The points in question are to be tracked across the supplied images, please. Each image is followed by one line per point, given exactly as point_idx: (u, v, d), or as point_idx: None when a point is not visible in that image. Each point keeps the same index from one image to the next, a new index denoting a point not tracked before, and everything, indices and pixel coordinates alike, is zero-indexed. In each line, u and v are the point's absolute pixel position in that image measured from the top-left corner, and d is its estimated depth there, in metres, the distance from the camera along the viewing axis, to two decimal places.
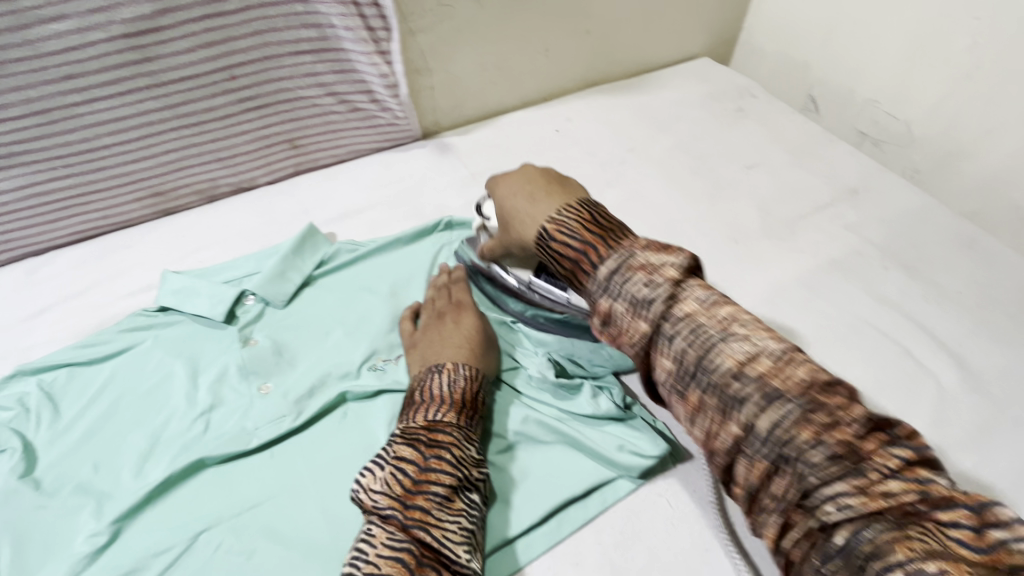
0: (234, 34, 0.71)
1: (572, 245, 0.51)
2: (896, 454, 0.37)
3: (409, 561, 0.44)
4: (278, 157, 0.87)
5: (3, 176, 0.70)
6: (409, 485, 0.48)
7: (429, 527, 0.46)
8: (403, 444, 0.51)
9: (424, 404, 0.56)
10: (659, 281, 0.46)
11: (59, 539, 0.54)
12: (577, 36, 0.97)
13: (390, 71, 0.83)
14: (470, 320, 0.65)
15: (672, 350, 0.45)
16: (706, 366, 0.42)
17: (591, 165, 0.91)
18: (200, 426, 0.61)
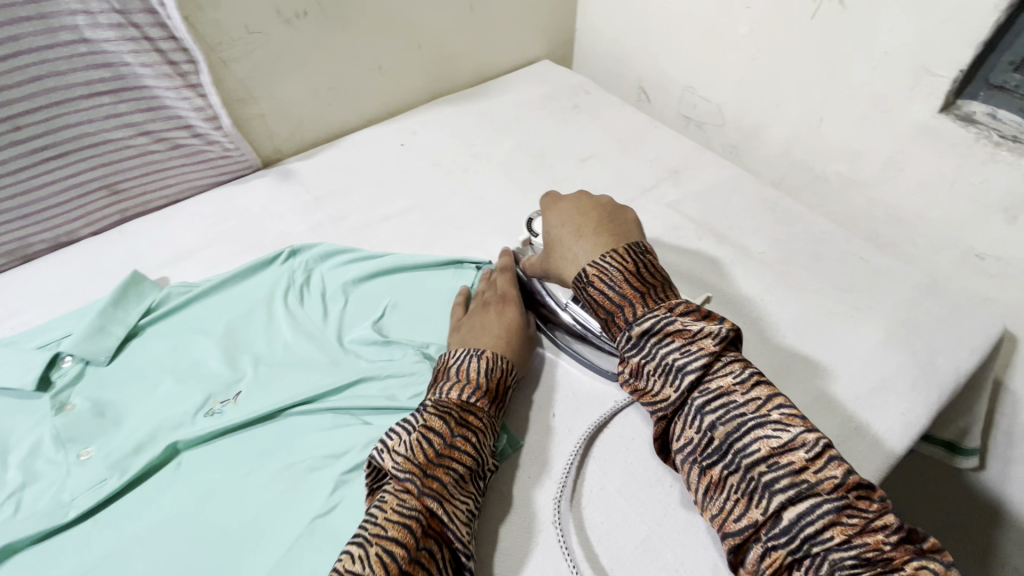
0: (9, 82, 0.66)
1: (611, 294, 0.59)
2: (928, 564, 0.43)
3: (416, 531, 0.48)
4: (97, 205, 0.82)
5: None
6: (432, 456, 0.52)
7: (441, 504, 0.50)
8: (434, 415, 0.55)
9: (458, 381, 0.58)
10: (747, 414, 0.50)
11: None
12: (408, 51, 0.99)
13: (206, 103, 0.81)
14: (507, 309, 0.68)
15: (703, 425, 0.52)
16: (741, 447, 0.49)
17: (436, 175, 0.93)
18: (10, 508, 0.56)
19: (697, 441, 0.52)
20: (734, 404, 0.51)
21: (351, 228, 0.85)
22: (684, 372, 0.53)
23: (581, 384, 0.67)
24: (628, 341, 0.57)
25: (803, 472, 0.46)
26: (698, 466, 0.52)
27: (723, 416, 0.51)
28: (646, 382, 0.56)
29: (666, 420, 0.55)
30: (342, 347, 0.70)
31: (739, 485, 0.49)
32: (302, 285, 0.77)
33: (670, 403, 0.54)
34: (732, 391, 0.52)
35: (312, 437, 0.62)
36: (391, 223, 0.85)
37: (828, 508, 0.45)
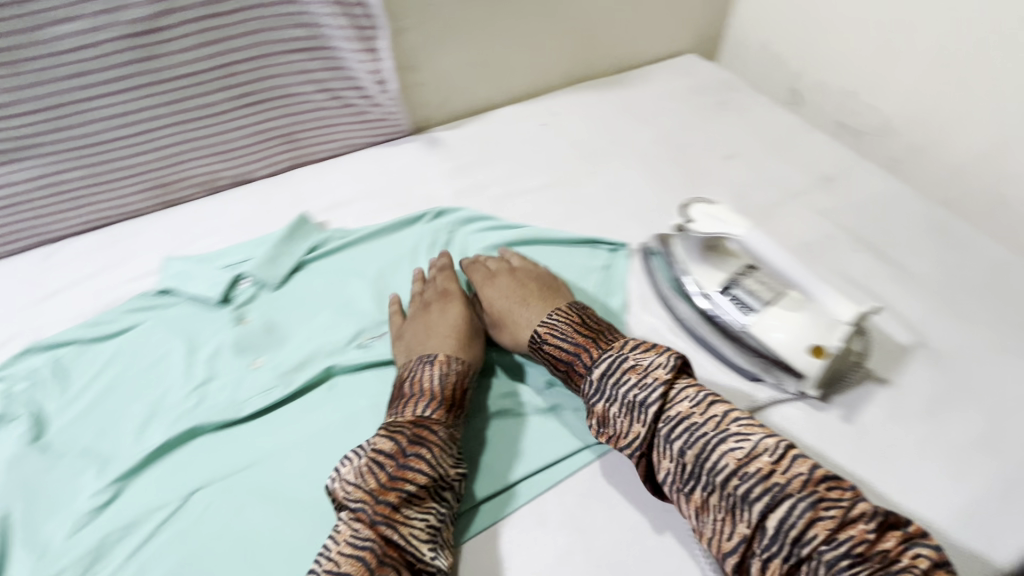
0: (231, 33, 0.76)
1: (564, 346, 0.62)
2: (920, 551, 0.44)
3: (371, 562, 0.47)
4: (274, 151, 0.92)
5: (23, 166, 0.76)
6: (385, 481, 0.52)
7: (394, 527, 0.50)
8: (384, 437, 0.55)
9: (412, 397, 0.59)
10: (706, 431, 0.51)
11: (64, 503, 0.58)
12: (560, 33, 1.01)
13: (378, 67, 0.87)
14: (450, 304, 0.70)
15: (673, 452, 0.52)
16: (711, 467, 0.49)
17: (574, 157, 0.94)
18: (195, 398, 0.65)
19: (674, 471, 0.52)
20: (697, 428, 0.51)
21: (490, 199, 0.88)
22: (646, 404, 0.54)
23: (716, 381, 0.64)
24: (591, 386, 0.58)
25: (772, 476, 0.47)
26: (682, 495, 0.52)
27: (688, 439, 0.51)
28: (613, 425, 0.56)
29: (643, 457, 0.55)
30: (476, 307, 0.74)
31: (720, 503, 0.49)
32: (442, 244, 0.82)
33: (637, 438, 0.54)
34: (691, 414, 0.52)
35: None
36: (528, 198, 0.88)
37: (802, 506, 0.46)
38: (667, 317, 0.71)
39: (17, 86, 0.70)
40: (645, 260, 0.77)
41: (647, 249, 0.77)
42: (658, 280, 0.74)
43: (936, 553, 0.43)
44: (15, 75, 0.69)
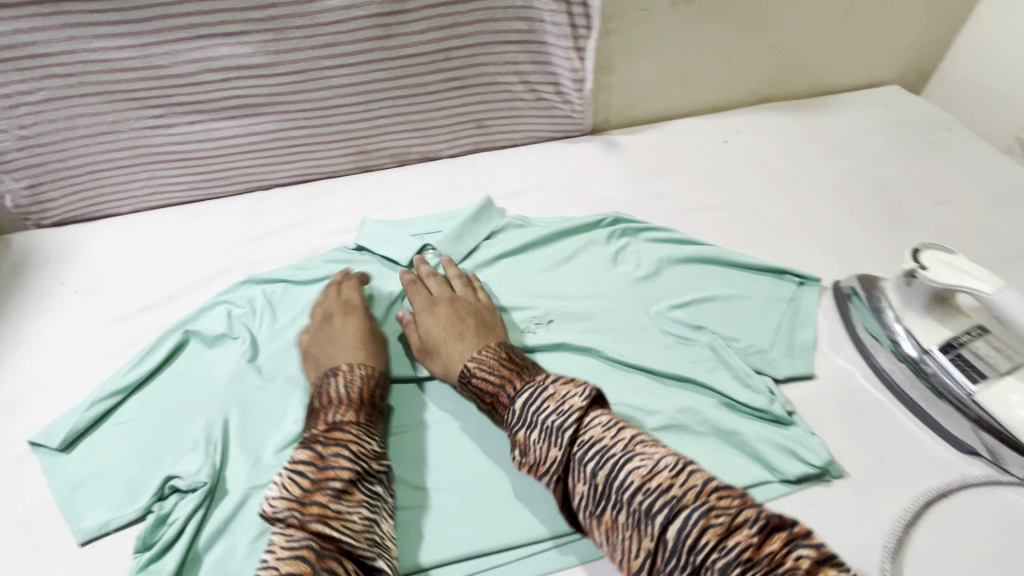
0: (460, 21, 0.81)
1: (490, 380, 0.60)
2: (802, 553, 0.40)
3: (309, 556, 0.45)
4: (463, 134, 0.97)
5: (264, 119, 0.86)
6: (307, 485, 0.50)
7: (328, 520, 0.48)
8: (298, 448, 0.53)
9: (325, 407, 0.59)
10: (614, 453, 0.48)
11: (275, 421, 0.67)
12: (761, 51, 0.97)
13: (581, 66, 0.89)
14: (350, 319, 0.70)
15: (585, 475, 0.49)
16: (616, 483, 0.47)
17: (759, 179, 0.91)
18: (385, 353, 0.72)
19: (587, 493, 0.48)
20: (606, 449, 0.49)
21: (668, 209, 0.87)
22: (562, 427, 0.51)
23: (920, 442, 0.59)
24: (512, 416, 0.55)
25: (670, 488, 0.45)
26: (594, 519, 0.48)
27: (598, 461, 0.48)
28: (533, 453, 0.52)
29: (560, 483, 0.51)
30: (647, 314, 0.72)
31: (627, 522, 0.45)
32: (612, 244, 0.81)
33: (555, 463, 0.50)
34: (603, 438, 0.50)
35: (618, 382, 0.65)
36: (708, 213, 0.86)
37: (696, 515, 0.43)
38: (864, 363, 0.66)
39: (279, 50, 0.79)
40: (840, 298, 0.72)
41: (841, 286, 0.73)
42: (857, 323, 0.68)
43: (814, 551, 0.40)
44: (280, 41, 0.78)
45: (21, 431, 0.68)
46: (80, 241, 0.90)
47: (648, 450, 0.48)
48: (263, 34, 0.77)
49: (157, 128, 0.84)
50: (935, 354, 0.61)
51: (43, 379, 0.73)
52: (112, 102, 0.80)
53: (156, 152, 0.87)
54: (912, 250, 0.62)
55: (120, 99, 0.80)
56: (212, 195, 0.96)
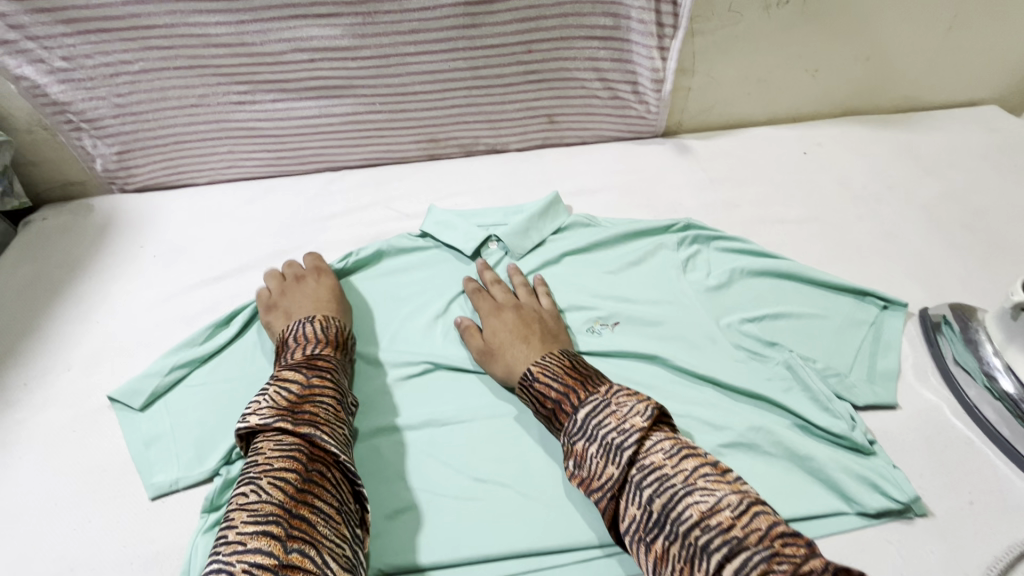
0: (546, 14, 0.80)
1: (553, 387, 0.58)
2: None
3: (303, 457, 0.51)
4: (533, 129, 0.96)
5: (342, 102, 0.88)
6: (295, 400, 0.56)
7: (316, 427, 0.54)
8: (286, 374, 0.59)
9: (302, 344, 0.64)
10: (675, 482, 0.47)
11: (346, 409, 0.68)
12: (852, 61, 0.93)
13: (662, 66, 0.87)
14: (325, 278, 0.76)
15: (640, 499, 0.48)
16: (674, 515, 0.46)
17: (841, 195, 0.87)
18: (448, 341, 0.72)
19: (640, 518, 0.47)
20: (668, 478, 0.48)
21: (741, 218, 0.84)
22: (623, 446, 0.50)
23: (1016, 488, 0.55)
24: (574, 425, 0.54)
25: (732, 528, 0.43)
26: (643, 545, 0.47)
27: (657, 487, 0.47)
28: (588, 466, 0.52)
29: (612, 502, 0.50)
30: (718, 325, 0.70)
31: (680, 555, 0.44)
32: (683, 249, 0.79)
33: (612, 481, 0.50)
34: (664, 465, 0.49)
35: (685, 392, 0.64)
36: (784, 226, 0.83)
37: (757, 557, 0.42)
38: (956, 397, 0.62)
39: (365, 34, 0.80)
40: (930, 327, 0.68)
41: (931, 314, 0.69)
42: (949, 354, 0.64)
43: None
44: (367, 26, 0.79)
45: (100, 384, 0.72)
46: (160, 208, 0.94)
47: (709, 483, 0.47)
48: (352, 17, 0.78)
49: (241, 104, 0.87)
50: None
51: (121, 337, 0.77)
52: (203, 77, 0.83)
53: (238, 127, 0.90)
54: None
55: (211, 73, 0.82)
56: (285, 173, 0.98)
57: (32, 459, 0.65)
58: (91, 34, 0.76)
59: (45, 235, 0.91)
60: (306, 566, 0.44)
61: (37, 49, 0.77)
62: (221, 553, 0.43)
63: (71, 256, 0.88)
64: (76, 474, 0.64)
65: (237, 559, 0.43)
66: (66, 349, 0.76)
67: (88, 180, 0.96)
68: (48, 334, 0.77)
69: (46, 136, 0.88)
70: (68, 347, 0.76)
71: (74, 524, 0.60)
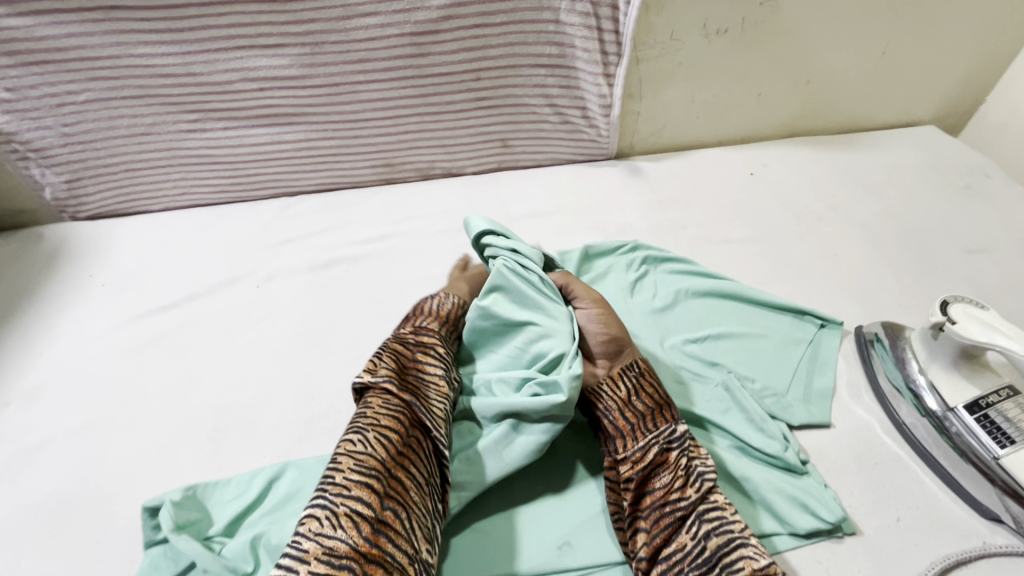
0: (492, 43, 0.81)
1: (662, 393, 0.59)
2: None
3: (378, 490, 0.46)
4: (488, 153, 0.97)
5: (295, 129, 0.89)
6: (397, 444, 0.50)
7: (420, 399, 0.55)
8: (391, 406, 0.53)
9: (422, 374, 0.58)
10: (736, 531, 0.48)
11: (298, 445, 0.67)
12: (793, 85, 0.96)
13: (609, 92, 0.89)
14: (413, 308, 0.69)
15: (699, 532, 0.48)
16: (728, 559, 0.45)
17: (784, 214, 0.89)
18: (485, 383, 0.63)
19: (691, 551, 0.47)
20: (733, 524, 0.48)
21: (689, 239, 0.86)
22: (705, 476, 0.52)
23: (937, 502, 0.57)
24: (673, 432, 0.55)
25: None
26: None
27: (719, 528, 0.48)
28: (664, 479, 0.52)
29: (668, 523, 0.49)
30: (661, 347, 0.71)
31: None
32: (629, 273, 0.80)
33: (683, 501, 0.50)
34: (729, 509, 0.49)
35: None
36: (729, 247, 0.85)
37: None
38: (886, 412, 0.64)
39: (314, 63, 0.81)
40: (865, 344, 0.70)
41: (868, 329, 0.71)
42: (880, 370, 0.66)
43: None
44: (315, 56, 0.80)
45: (40, 418, 0.70)
46: (111, 236, 0.93)
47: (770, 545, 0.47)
48: (300, 48, 0.79)
49: (191, 132, 0.87)
50: (960, 412, 0.59)
51: (64, 369, 0.75)
52: (152, 105, 0.83)
53: (189, 154, 0.90)
54: (941, 303, 0.61)
55: (159, 102, 0.82)
56: (240, 198, 0.98)
57: None
58: (34, 65, 0.76)
59: None
60: (395, 529, 0.45)
61: None
62: (329, 491, 0.45)
63: (17, 285, 0.86)
64: (9, 513, 0.62)
65: (343, 501, 0.44)
66: (6, 382, 0.74)
67: (38, 209, 0.95)
68: None
69: None
70: (9, 380, 0.74)
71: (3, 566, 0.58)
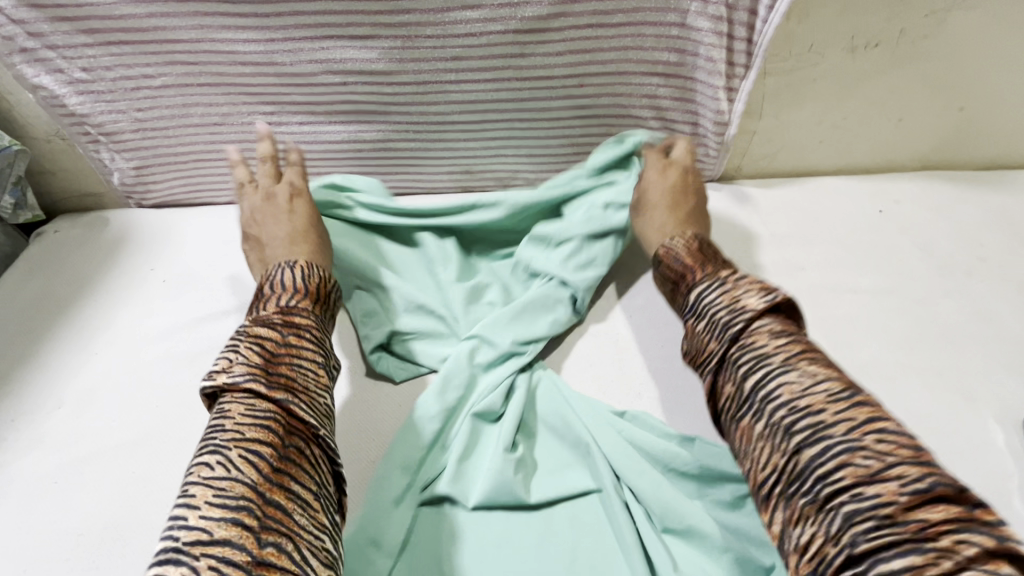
0: (604, 45, 0.71)
1: (675, 266, 0.63)
2: (975, 539, 0.33)
3: (252, 525, 0.38)
4: (578, 166, 0.88)
5: (373, 128, 0.81)
6: (268, 471, 0.42)
7: (294, 395, 0.47)
8: (253, 424, 0.44)
9: (285, 376, 0.48)
10: (773, 362, 0.46)
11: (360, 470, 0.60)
12: (943, 112, 0.82)
13: (728, 109, 0.77)
14: (303, 203, 0.71)
15: (736, 375, 0.47)
16: (761, 393, 0.45)
17: (924, 265, 0.76)
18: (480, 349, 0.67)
19: (733, 395, 0.47)
20: (765, 358, 0.46)
21: (809, 285, 0.75)
22: (728, 325, 0.50)
23: None
24: (687, 304, 0.57)
25: (823, 413, 0.41)
26: (734, 422, 0.47)
27: (751, 366, 0.46)
28: (695, 342, 0.53)
29: (711, 379, 0.50)
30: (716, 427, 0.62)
31: (764, 434, 0.43)
32: None
33: (712, 357, 0.51)
34: (766, 346, 0.47)
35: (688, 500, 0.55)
36: (856, 297, 0.73)
37: (839, 448, 0.39)
38: None
39: (403, 58, 0.73)
40: None
41: None
42: None
43: (994, 542, 0.33)
44: (406, 50, 0.72)
45: (90, 428, 0.66)
46: (175, 227, 0.89)
47: (820, 364, 0.45)
48: (391, 40, 0.71)
49: (266, 125, 0.81)
50: None
51: (119, 372, 0.71)
52: (228, 95, 0.77)
53: None
54: None
55: (236, 92, 0.77)
56: None
57: (11, 515, 0.59)
58: (113, 46, 0.71)
59: (55, 249, 0.86)
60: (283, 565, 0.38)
61: (56, 59, 0.72)
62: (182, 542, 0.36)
63: (78, 276, 0.82)
64: (51, 537, 0.58)
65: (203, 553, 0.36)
66: (60, 382, 0.70)
67: (105, 193, 0.91)
68: (43, 364, 0.72)
69: (64, 147, 0.83)
70: (63, 380, 0.70)
71: None
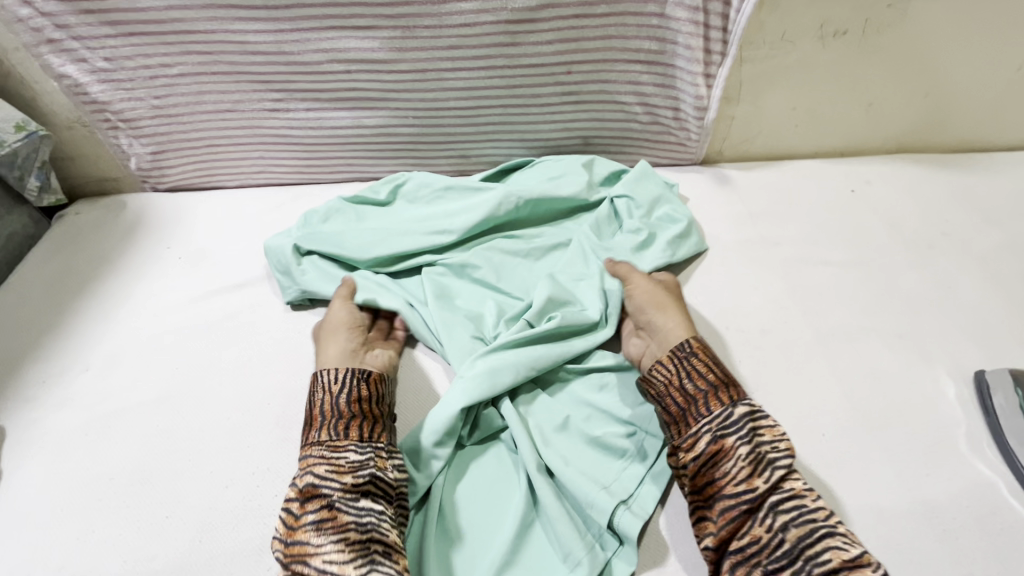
0: (590, 35, 0.77)
1: (689, 388, 0.58)
2: None
3: None
4: (568, 149, 0.93)
5: (375, 114, 0.87)
6: None
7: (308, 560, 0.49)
8: None
9: (306, 535, 0.51)
10: (782, 501, 0.51)
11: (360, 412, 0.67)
12: (910, 97, 0.88)
13: (707, 94, 0.83)
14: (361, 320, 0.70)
15: (746, 500, 0.51)
16: (779, 529, 0.49)
17: (891, 239, 0.82)
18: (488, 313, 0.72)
19: (736, 519, 0.51)
20: (779, 497, 0.51)
21: (782, 258, 0.80)
22: (753, 458, 0.52)
23: None
24: (701, 431, 0.55)
25: (820, 556, 0.47)
26: (727, 535, 0.51)
27: (768, 505, 0.51)
28: (721, 467, 0.53)
29: (729, 503, 0.52)
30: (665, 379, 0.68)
31: (762, 559, 0.49)
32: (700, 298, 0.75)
33: (731, 484, 0.52)
34: (776, 484, 0.51)
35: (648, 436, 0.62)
36: (827, 269, 0.78)
37: None
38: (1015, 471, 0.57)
39: (402, 48, 0.78)
40: (992, 391, 0.63)
41: (998, 373, 0.63)
42: (1010, 423, 0.60)
43: None
44: (405, 40, 0.77)
45: (115, 388, 0.71)
46: (189, 209, 0.94)
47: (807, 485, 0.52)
48: (390, 31, 0.76)
49: (275, 112, 0.86)
50: None
51: (141, 339, 0.76)
52: (239, 83, 0.82)
53: (270, 134, 0.89)
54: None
55: (247, 80, 0.82)
56: (313, 180, 0.98)
57: (47, 463, 0.64)
58: (133, 36, 0.77)
59: (77, 229, 0.92)
60: None
61: (80, 49, 0.78)
62: None
63: (100, 253, 0.88)
64: (85, 481, 0.63)
65: None
66: (86, 348, 0.76)
67: (122, 177, 0.97)
68: (71, 332, 0.78)
69: (85, 133, 0.89)
70: (89, 346, 0.76)
71: (78, 534, 0.59)
